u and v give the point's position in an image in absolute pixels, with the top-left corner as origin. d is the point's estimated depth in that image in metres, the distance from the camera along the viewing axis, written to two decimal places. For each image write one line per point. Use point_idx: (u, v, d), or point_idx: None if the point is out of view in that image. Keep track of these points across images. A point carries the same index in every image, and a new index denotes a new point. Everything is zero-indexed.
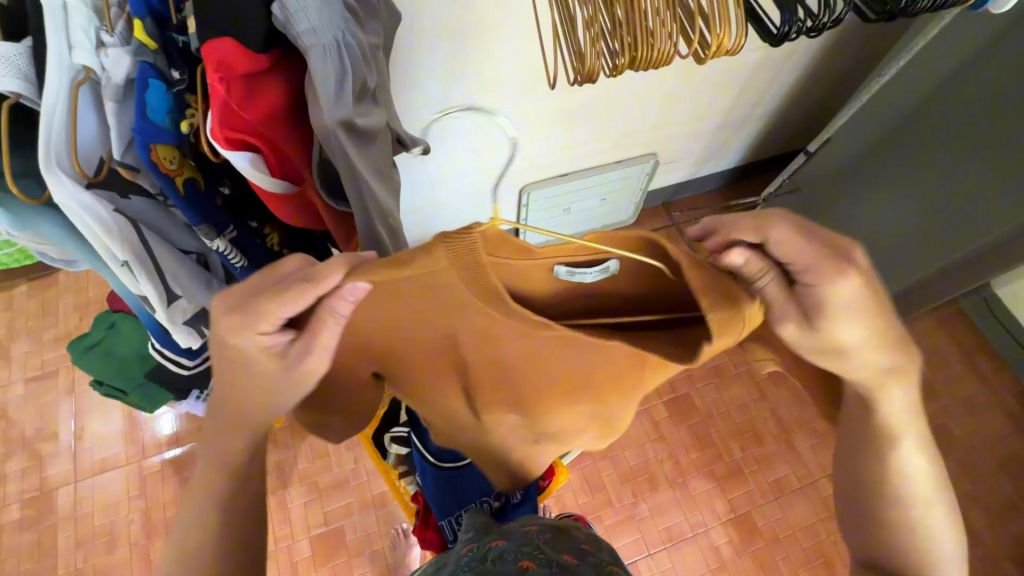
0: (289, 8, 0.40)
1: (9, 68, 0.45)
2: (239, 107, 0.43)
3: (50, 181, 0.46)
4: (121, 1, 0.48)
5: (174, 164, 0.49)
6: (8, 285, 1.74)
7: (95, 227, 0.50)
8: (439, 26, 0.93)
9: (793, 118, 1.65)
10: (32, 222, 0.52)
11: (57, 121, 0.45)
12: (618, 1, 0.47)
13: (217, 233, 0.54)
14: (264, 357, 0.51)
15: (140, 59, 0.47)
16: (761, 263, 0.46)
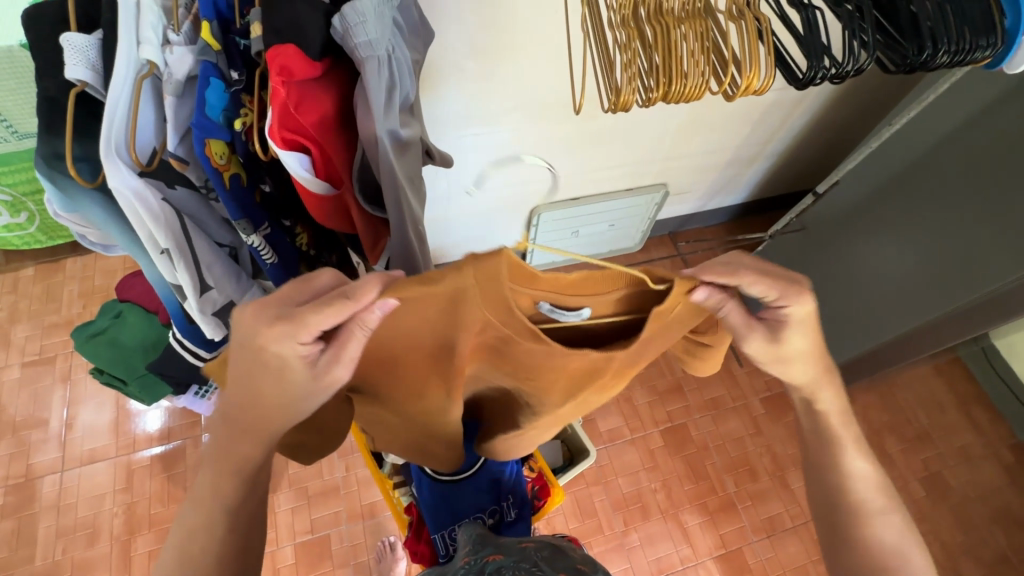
0: (349, 20, 0.42)
1: (80, 59, 0.46)
2: (294, 110, 0.45)
3: (107, 167, 0.47)
4: (189, 3, 0.50)
5: (224, 159, 0.50)
6: (15, 268, 1.75)
7: (143, 214, 0.51)
8: (467, 47, 0.96)
9: (801, 159, 1.69)
10: (83, 205, 0.53)
11: (120, 110, 0.46)
12: (657, 46, 0.50)
13: (253, 229, 0.55)
14: (298, 365, 0.50)
15: (203, 58, 0.48)
16: (723, 298, 0.51)
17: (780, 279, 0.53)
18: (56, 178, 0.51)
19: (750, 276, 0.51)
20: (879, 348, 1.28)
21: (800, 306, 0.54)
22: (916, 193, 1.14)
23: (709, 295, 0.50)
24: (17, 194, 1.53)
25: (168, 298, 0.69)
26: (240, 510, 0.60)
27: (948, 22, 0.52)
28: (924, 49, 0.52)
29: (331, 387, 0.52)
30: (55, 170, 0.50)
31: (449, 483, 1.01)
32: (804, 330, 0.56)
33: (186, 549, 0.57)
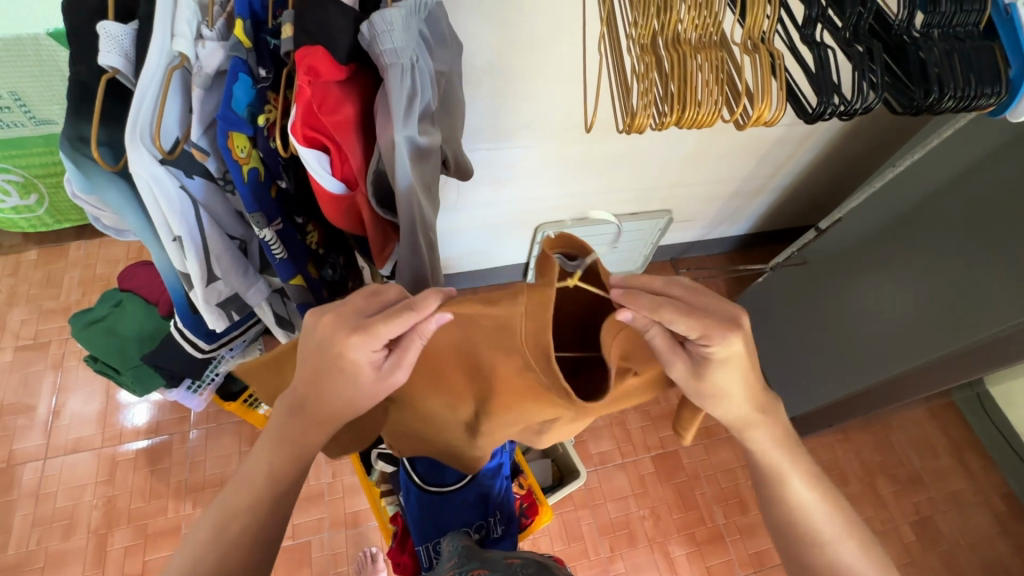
0: (377, 28, 0.43)
1: (114, 46, 0.47)
2: (318, 110, 0.46)
3: (130, 152, 0.47)
4: (224, 1, 0.51)
5: (245, 153, 0.51)
6: (18, 251, 1.76)
7: (160, 200, 0.51)
8: (484, 63, 0.99)
9: (805, 194, 1.72)
10: (103, 188, 0.54)
11: (148, 97, 0.47)
12: (673, 73, 0.51)
13: (267, 223, 0.55)
14: (365, 371, 0.51)
15: (234, 54, 0.48)
16: (647, 321, 0.48)
17: (703, 316, 0.50)
18: (78, 161, 0.51)
19: (673, 312, 0.48)
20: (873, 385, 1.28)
21: (724, 347, 0.51)
22: (917, 234, 1.16)
23: (633, 317, 0.48)
24: (30, 175, 1.54)
25: (173, 288, 0.69)
26: (268, 505, 0.56)
27: (955, 69, 0.53)
28: (930, 93, 0.53)
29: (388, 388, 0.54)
30: (78, 152, 0.51)
31: (436, 494, 1.00)
32: (733, 367, 0.53)
33: (225, 540, 0.54)
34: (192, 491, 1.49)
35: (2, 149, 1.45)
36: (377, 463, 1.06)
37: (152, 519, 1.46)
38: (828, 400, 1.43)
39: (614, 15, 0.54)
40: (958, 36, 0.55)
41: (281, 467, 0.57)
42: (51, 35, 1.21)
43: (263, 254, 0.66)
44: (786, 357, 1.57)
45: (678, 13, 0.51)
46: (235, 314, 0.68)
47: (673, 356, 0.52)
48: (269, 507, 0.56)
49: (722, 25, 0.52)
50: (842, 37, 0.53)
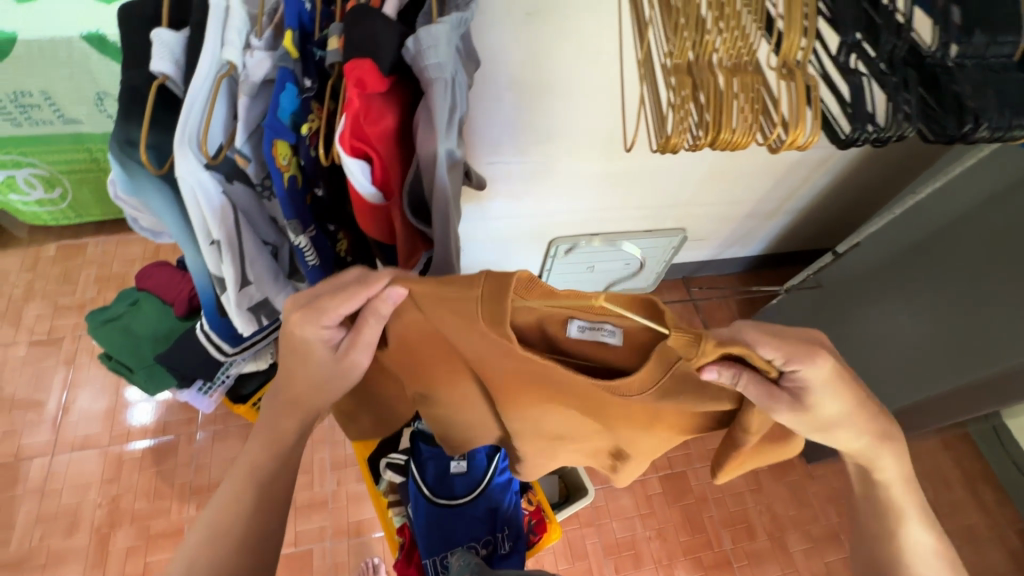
0: (422, 42, 0.44)
1: (166, 53, 0.48)
2: (363, 121, 0.46)
3: (177, 157, 0.48)
4: (272, 14, 0.52)
5: (287, 161, 0.51)
6: (38, 246, 1.79)
7: (203, 205, 0.51)
8: (508, 80, 1.01)
9: (820, 218, 1.72)
10: (147, 193, 0.54)
11: (197, 105, 0.48)
12: (708, 98, 0.52)
13: (302, 229, 0.56)
14: (320, 349, 0.53)
15: (281, 64, 0.49)
16: (733, 375, 0.49)
17: (788, 341, 0.48)
18: (126, 165, 0.51)
19: (754, 331, 0.48)
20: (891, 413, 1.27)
21: (817, 372, 0.48)
22: (934, 260, 1.16)
23: (719, 373, 0.49)
24: (56, 171, 1.58)
25: (205, 293, 0.69)
26: (276, 482, 0.60)
27: (990, 101, 0.53)
28: (964, 123, 0.54)
29: (351, 369, 0.55)
30: (126, 155, 0.51)
31: (445, 507, 1.00)
32: (834, 393, 0.51)
33: (221, 530, 0.57)
34: (196, 493, 1.48)
35: (28, 144, 1.49)
36: (385, 473, 1.06)
37: (155, 520, 1.45)
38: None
39: (649, 41, 0.54)
40: (993, 67, 0.54)
41: (272, 453, 0.61)
42: (84, 38, 1.28)
43: (293, 260, 0.66)
44: None
45: (712, 43, 0.51)
46: (264, 320, 0.68)
47: (770, 402, 0.49)
48: (259, 499, 0.59)
49: (757, 53, 0.52)
50: (877, 67, 0.53)
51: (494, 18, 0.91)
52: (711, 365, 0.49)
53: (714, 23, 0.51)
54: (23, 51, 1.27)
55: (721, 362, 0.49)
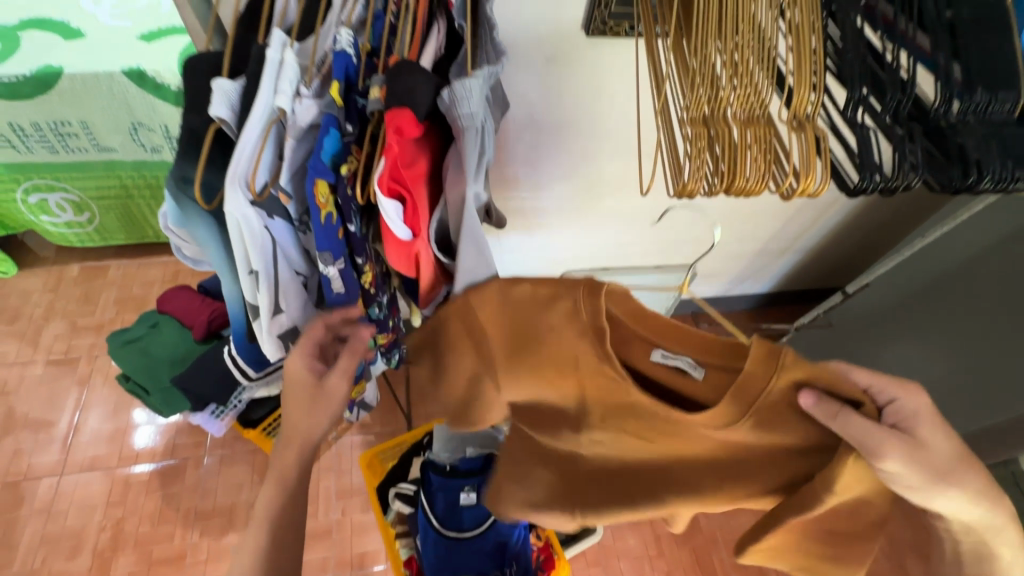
0: (456, 94, 0.47)
1: (223, 97, 0.43)
2: (401, 165, 0.48)
3: (228, 198, 0.43)
4: (324, 58, 0.50)
5: (324, 199, 0.48)
6: (63, 268, 1.85)
7: (247, 242, 0.47)
8: (524, 119, 1.06)
9: (828, 258, 1.74)
10: (192, 223, 0.49)
11: (247, 148, 0.43)
12: (720, 145, 0.55)
13: (332, 261, 0.53)
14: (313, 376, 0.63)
15: (327, 111, 0.46)
16: (832, 406, 0.49)
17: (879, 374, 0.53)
18: (180, 203, 0.47)
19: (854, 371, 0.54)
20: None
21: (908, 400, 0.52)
22: (946, 303, 1.17)
23: (817, 400, 0.50)
24: (86, 195, 1.64)
25: (236, 321, 0.64)
26: None
27: (993, 153, 0.56)
28: (969, 174, 0.56)
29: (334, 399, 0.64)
30: (183, 193, 0.46)
31: (453, 539, 1.00)
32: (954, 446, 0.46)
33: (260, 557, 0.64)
34: (201, 518, 1.48)
35: (62, 170, 1.57)
36: (394, 503, 1.07)
37: (158, 545, 1.44)
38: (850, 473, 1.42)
39: (666, 93, 0.58)
40: (995, 122, 0.57)
41: (282, 492, 0.66)
42: (124, 73, 1.37)
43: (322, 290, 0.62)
44: None
45: (727, 98, 0.55)
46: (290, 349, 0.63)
47: (883, 435, 0.48)
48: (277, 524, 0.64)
49: (769, 106, 0.55)
50: (883, 120, 0.56)
51: (516, 67, 0.97)
52: (810, 392, 0.51)
53: (728, 81, 0.55)
54: (67, 83, 1.37)
55: (815, 388, 0.51)
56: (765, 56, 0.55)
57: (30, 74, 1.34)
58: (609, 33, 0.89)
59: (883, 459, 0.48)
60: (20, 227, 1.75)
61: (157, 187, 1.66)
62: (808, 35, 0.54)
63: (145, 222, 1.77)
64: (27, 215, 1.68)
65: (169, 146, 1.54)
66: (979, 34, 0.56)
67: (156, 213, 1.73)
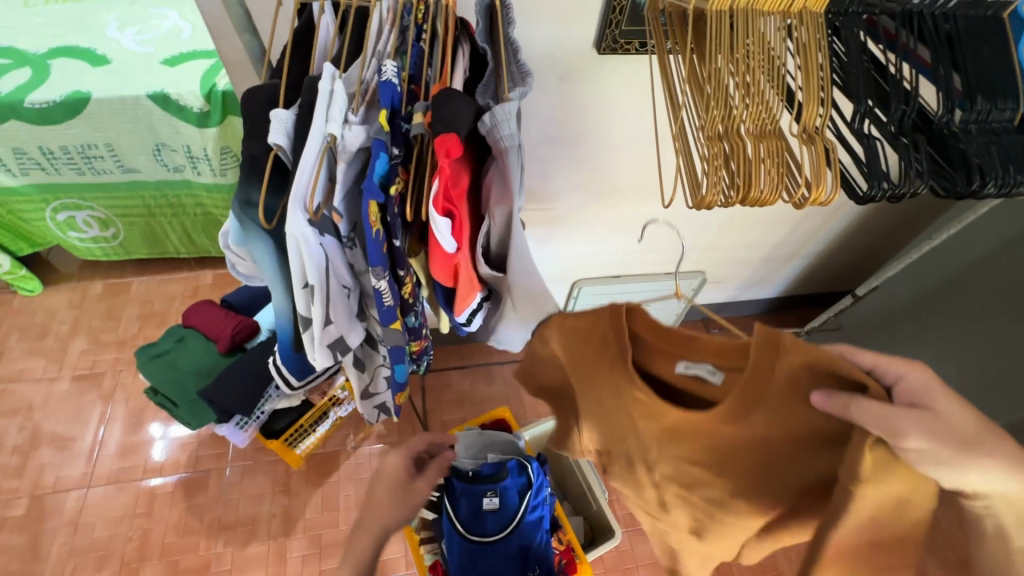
0: (497, 117, 0.50)
1: (282, 127, 0.47)
2: (451, 185, 0.51)
3: (290, 219, 0.47)
4: (368, 87, 0.53)
5: (377, 218, 0.51)
6: (86, 285, 1.91)
7: (306, 258, 0.50)
8: (537, 134, 1.10)
9: (836, 263, 1.76)
10: (252, 244, 0.53)
11: (307, 172, 0.47)
12: (734, 160, 0.59)
13: (383, 274, 0.56)
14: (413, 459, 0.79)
15: (377, 136, 0.49)
16: (835, 399, 0.46)
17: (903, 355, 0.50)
18: (243, 223, 0.51)
19: None
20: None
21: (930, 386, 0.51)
22: (954, 305, 1.20)
23: (829, 397, 0.47)
24: (111, 213, 1.69)
25: (283, 333, 0.67)
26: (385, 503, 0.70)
27: (995, 159, 0.58)
28: (972, 180, 0.58)
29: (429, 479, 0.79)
30: (246, 214, 0.50)
31: (478, 544, 1.02)
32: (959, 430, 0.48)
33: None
34: (224, 529, 1.50)
35: (88, 190, 1.62)
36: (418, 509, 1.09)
37: (183, 556, 1.46)
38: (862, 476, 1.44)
39: (681, 112, 0.62)
40: (994, 129, 0.60)
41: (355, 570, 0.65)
42: (149, 96, 1.42)
43: (367, 301, 0.65)
44: None
45: (739, 116, 0.59)
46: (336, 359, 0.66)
47: (894, 413, 0.43)
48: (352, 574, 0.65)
49: (779, 122, 0.59)
50: (889, 130, 0.60)
51: None
52: (819, 392, 0.48)
53: (740, 100, 0.59)
54: (95, 107, 1.42)
55: (824, 388, 0.48)
56: (775, 72, 0.59)
57: (60, 100, 1.40)
58: (620, 51, 0.93)
59: (904, 442, 0.42)
60: (46, 244, 1.81)
61: (178, 206, 1.71)
62: (814, 51, 0.57)
63: (166, 239, 1.82)
64: (56, 232, 1.74)
65: (191, 165, 1.58)
66: (975, 45, 0.59)
67: (178, 230, 1.78)
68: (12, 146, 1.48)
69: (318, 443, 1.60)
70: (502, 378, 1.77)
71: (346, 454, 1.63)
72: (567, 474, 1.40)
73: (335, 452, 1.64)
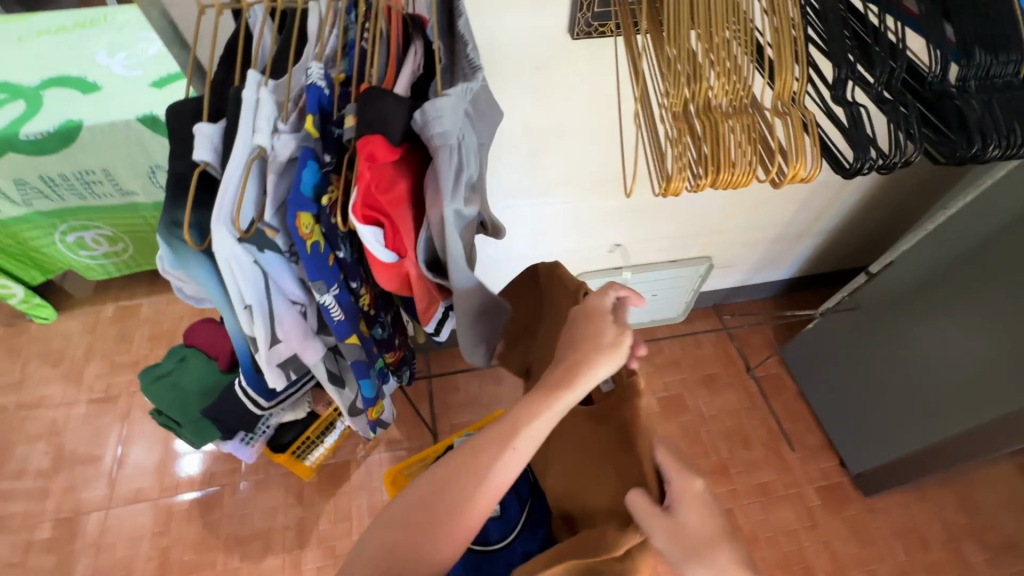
0: (428, 115, 0.48)
1: (207, 142, 0.45)
2: (374, 191, 0.49)
3: (215, 236, 0.45)
4: (297, 97, 0.51)
5: (310, 230, 0.49)
6: (98, 309, 1.94)
7: (239, 276, 0.48)
8: (521, 127, 1.07)
9: (853, 238, 1.69)
10: (188, 267, 0.50)
11: (231, 187, 0.45)
12: (704, 138, 0.54)
13: (326, 289, 0.54)
14: (609, 320, 0.58)
15: (304, 144, 0.47)
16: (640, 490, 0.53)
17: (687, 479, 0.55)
18: (172, 245, 0.48)
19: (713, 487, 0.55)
20: (955, 439, 1.24)
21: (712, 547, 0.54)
22: (973, 282, 1.18)
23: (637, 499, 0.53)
24: (118, 231, 1.73)
25: (242, 355, 0.65)
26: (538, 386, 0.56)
27: (997, 118, 0.53)
28: (973, 142, 0.52)
29: (621, 353, 0.56)
30: (172, 235, 0.47)
31: (480, 554, 0.98)
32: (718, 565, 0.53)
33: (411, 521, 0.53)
34: (240, 543, 1.51)
35: (93, 212, 1.65)
36: None
37: (202, 572, 1.48)
38: (899, 454, 1.41)
39: (644, 76, 0.59)
40: (998, 86, 0.54)
41: (508, 441, 0.54)
42: (140, 119, 1.42)
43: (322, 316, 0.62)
44: (855, 405, 1.52)
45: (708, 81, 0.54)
46: (291, 377, 0.64)
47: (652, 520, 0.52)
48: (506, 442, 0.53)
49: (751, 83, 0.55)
50: (875, 93, 0.54)
51: (502, 75, 0.97)
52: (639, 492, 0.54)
53: (705, 57, 0.55)
54: (87, 134, 1.43)
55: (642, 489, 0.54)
56: (742, 26, 0.56)
57: (53, 130, 1.40)
58: (595, 33, 0.89)
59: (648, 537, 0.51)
60: (58, 270, 1.85)
61: None
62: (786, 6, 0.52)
63: None
64: (67, 254, 1.78)
65: None
66: None
67: None
68: (13, 177, 1.50)
69: (327, 454, 1.59)
70: (510, 379, 1.75)
71: (356, 463, 1.63)
72: None
73: (346, 461, 1.64)
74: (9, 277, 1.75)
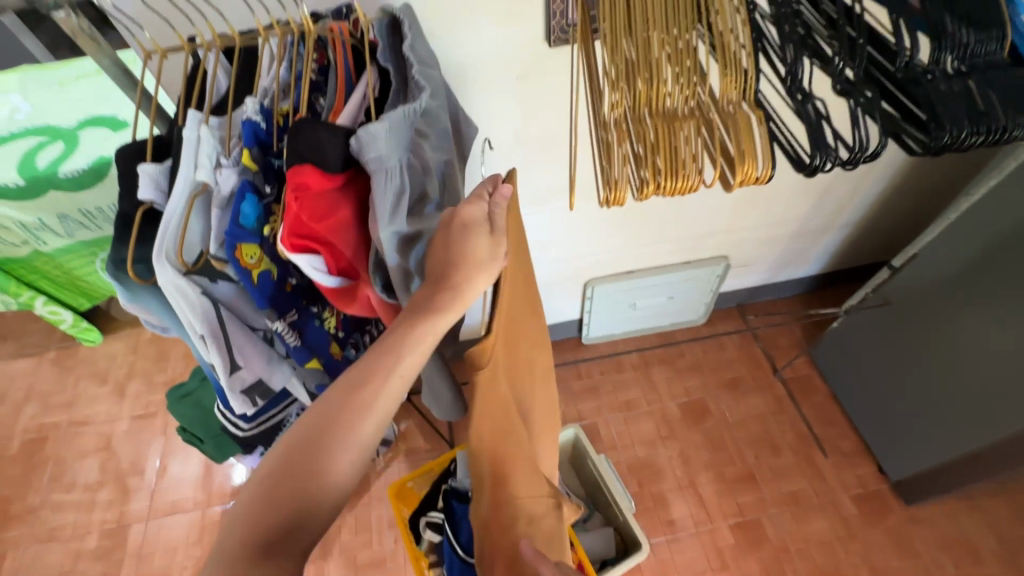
0: (363, 139, 0.49)
1: (149, 181, 0.51)
2: (307, 219, 0.51)
3: (157, 268, 0.49)
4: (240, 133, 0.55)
5: (255, 259, 0.54)
6: (139, 330, 2.06)
7: (185, 306, 0.52)
8: (512, 137, 1.06)
9: (883, 228, 1.58)
10: (141, 299, 0.54)
11: (172, 224, 0.49)
12: (646, 115, 0.54)
13: (278, 315, 0.59)
14: (483, 231, 0.51)
15: (244, 177, 0.52)
16: None
17: None
18: (122, 281, 0.52)
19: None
20: (1006, 442, 1.14)
21: None
22: (1011, 271, 1.09)
23: None
24: None
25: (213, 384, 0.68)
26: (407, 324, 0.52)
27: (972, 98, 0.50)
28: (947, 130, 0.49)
29: (497, 263, 0.51)
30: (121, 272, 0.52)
31: None
32: None
33: (287, 473, 0.49)
34: None
35: None
36: (425, 532, 1.09)
37: None
38: (943, 459, 1.31)
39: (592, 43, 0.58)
40: (977, 66, 0.51)
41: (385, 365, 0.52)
42: None
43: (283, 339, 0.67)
44: (891, 406, 1.42)
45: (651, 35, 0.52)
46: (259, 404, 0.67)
47: None
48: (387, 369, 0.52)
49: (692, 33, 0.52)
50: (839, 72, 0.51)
51: (488, 87, 0.96)
52: None
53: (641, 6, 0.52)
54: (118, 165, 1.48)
55: None
56: None
57: (88, 165, 1.45)
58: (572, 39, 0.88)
59: None
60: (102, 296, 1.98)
61: None
62: None
63: None
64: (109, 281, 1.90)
65: None
66: None
67: None
68: (56, 212, 1.57)
69: None
70: None
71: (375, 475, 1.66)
72: (592, 483, 1.34)
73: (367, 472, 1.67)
74: (59, 304, 1.89)
